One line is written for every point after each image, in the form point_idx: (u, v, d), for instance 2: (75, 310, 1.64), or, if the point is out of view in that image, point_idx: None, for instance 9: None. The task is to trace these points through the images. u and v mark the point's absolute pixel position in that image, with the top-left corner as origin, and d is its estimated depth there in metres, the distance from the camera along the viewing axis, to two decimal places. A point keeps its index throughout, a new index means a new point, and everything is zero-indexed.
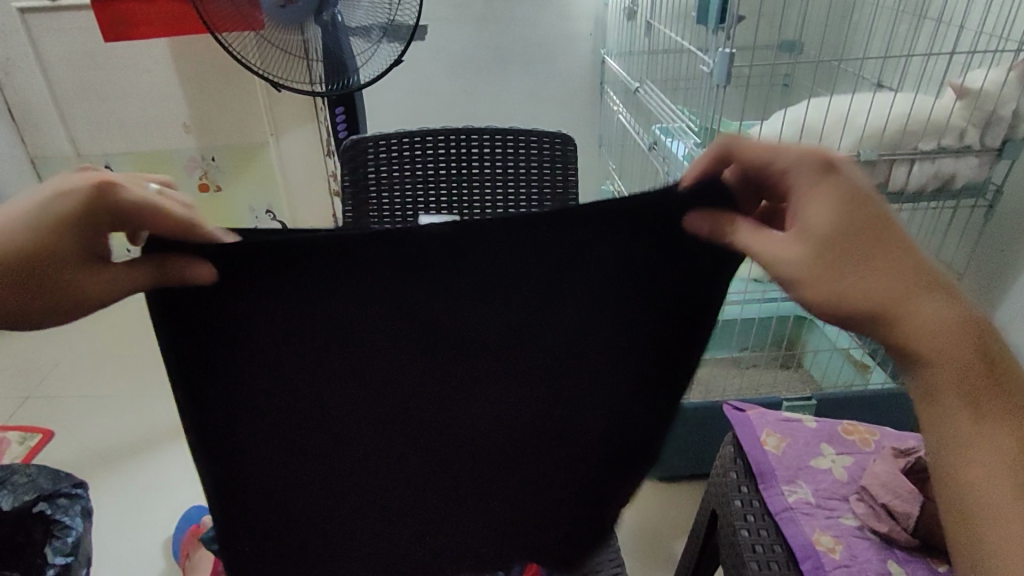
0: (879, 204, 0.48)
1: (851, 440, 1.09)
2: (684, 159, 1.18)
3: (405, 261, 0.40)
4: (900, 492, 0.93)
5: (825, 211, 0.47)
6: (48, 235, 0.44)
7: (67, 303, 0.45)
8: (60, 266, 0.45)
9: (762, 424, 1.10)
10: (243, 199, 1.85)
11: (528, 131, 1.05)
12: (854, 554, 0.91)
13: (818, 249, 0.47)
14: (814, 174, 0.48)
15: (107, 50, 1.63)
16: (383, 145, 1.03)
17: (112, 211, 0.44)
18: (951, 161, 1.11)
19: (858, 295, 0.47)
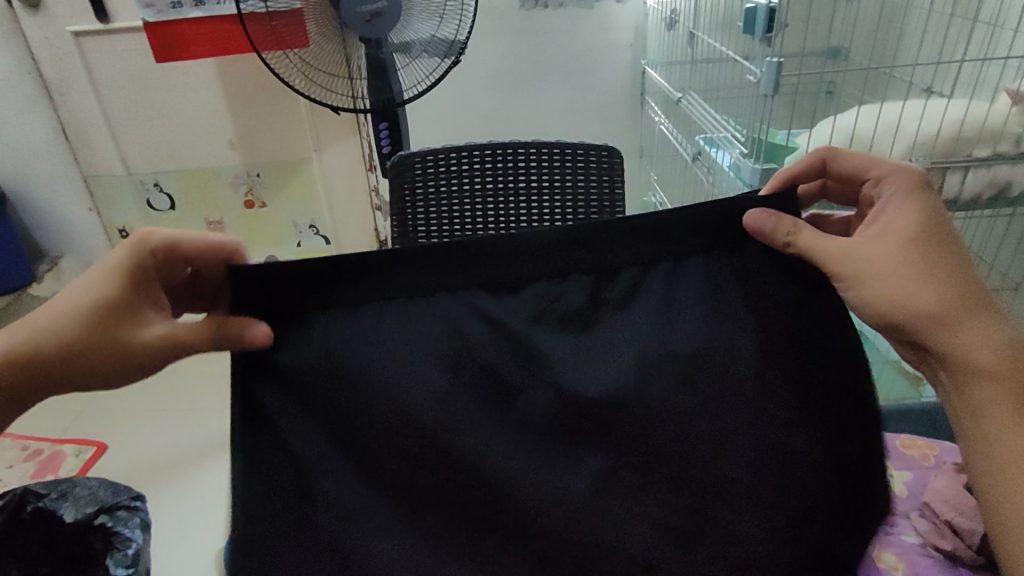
0: (948, 222, 0.63)
1: (909, 453, 1.06)
2: (730, 169, 1.17)
3: (462, 262, 0.59)
4: (964, 508, 0.90)
5: (911, 211, 0.63)
6: (113, 287, 0.62)
7: (127, 347, 0.62)
8: (128, 308, 0.63)
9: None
10: (288, 214, 1.89)
11: (574, 144, 1.06)
12: (916, 570, 0.90)
13: (895, 236, 0.62)
14: (906, 183, 0.66)
15: (157, 71, 1.69)
16: (430, 160, 1.04)
17: (159, 255, 0.65)
18: (1007, 168, 1.08)
19: (915, 286, 0.60)
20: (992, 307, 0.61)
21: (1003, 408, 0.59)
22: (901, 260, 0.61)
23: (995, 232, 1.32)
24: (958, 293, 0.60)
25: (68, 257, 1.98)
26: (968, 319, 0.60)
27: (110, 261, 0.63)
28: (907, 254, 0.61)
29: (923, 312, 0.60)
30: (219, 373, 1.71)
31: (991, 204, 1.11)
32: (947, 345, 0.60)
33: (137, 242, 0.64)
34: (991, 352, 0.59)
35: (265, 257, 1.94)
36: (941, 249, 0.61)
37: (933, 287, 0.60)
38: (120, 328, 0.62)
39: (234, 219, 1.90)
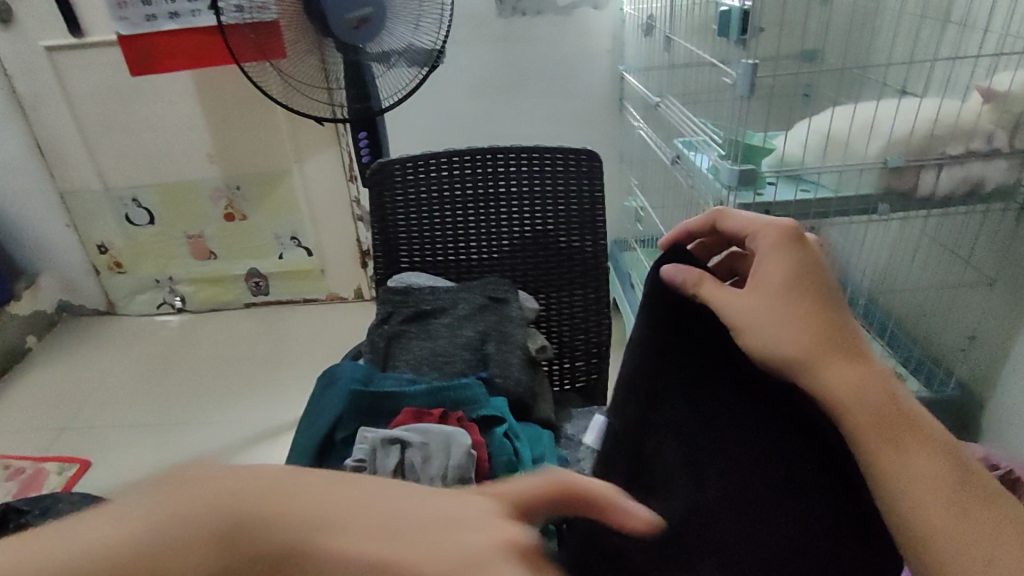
0: (825, 281, 0.55)
1: None
2: (709, 171, 1.18)
3: None
4: None
5: (783, 269, 0.55)
6: None
7: None
8: None
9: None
10: (269, 226, 1.88)
11: (552, 147, 1.06)
12: None
13: (764, 290, 0.55)
14: (780, 240, 0.57)
15: (133, 83, 1.67)
16: (409, 166, 1.04)
17: None
18: (979, 165, 1.10)
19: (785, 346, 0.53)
20: (862, 351, 0.53)
21: (878, 443, 0.49)
22: (766, 314, 0.54)
23: (970, 229, 1.35)
24: (822, 338, 0.52)
25: (46, 276, 1.93)
26: (830, 362, 0.51)
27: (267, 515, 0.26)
28: (777, 304, 0.54)
29: (787, 357, 0.53)
30: (205, 387, 1.69)
31: (965, 199, 1.14)
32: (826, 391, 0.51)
33: (410, 509, 0.29)
34: (860, 394, 0.50)
35: (248, 269, 1.94)
36: (803, 295, 0.54)
37: (787, 330, 0.53)
38: None
39: (215, 233, 1.88)
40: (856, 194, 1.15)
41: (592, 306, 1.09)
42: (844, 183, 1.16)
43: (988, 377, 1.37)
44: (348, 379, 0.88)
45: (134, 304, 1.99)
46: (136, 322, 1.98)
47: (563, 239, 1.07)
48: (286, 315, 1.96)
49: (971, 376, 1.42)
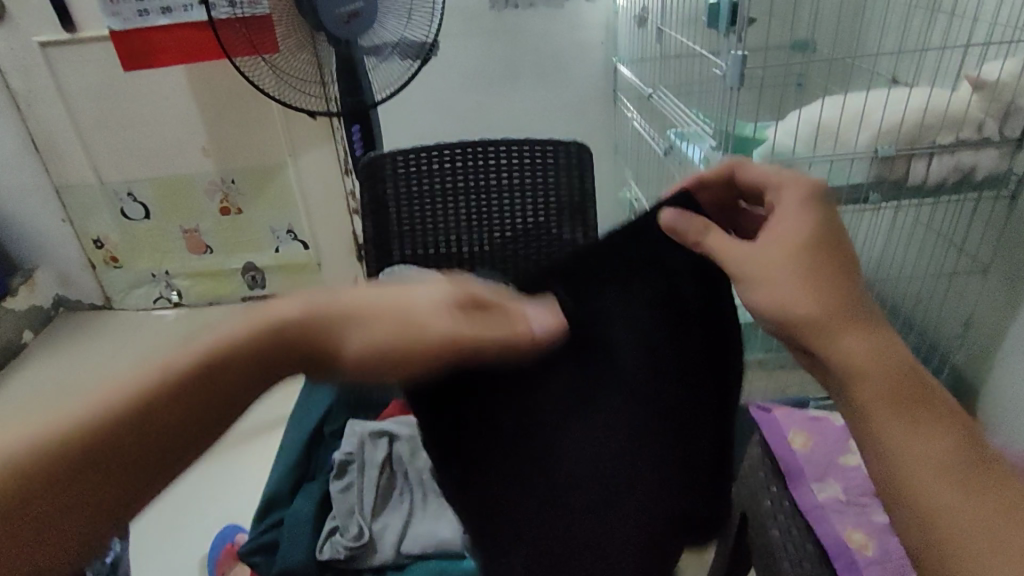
0: (846, 234, 0.57)
1: None
2: (701, 162, 1.18)
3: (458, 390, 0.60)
4: None
5: (810, 223, 0.57)
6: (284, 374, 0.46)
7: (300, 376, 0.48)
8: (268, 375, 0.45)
9: (786, 424, 1.03)
10: (265, 220, 1.89)
11: (544, 139, 1.06)
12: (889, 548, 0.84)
13: (789, 243, 0.56)
14: (802, 195, 0.60)
15: (127, 79, 1.67)
16: (401, 160, 1.04)
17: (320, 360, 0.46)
18: (970, 154, 1.10)
19: (800, 305, 0.54)
20: (874, 316, 0.53)
21: (891, 420, 0.50)
22: (783, 269, 0.55)
23: (962, 217, 1.35)
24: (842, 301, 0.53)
25: (44, 272, 1.94)
26: (855, 327, 0.52)
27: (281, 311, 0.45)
28: (796, 256, 0.55)
29: (806, 318, 0.53)
30: None
31: (956, 188, 1.14)
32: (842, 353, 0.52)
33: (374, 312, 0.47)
34: (874, 365, 0.51)
35: (244, 264, 1.94)
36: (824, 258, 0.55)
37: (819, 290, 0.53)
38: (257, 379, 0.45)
39: (211, 227, 1.89)
40: (848, 183, 1.16)
41: None
42: (835, 172, 1.17)
43: (981, 365, 1.38)
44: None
45: (131, 299, 2.00)
46: (133, 317, 1.98)
47: (555, 230, 1.08)
48: None
49: (964, 364, 1.42)
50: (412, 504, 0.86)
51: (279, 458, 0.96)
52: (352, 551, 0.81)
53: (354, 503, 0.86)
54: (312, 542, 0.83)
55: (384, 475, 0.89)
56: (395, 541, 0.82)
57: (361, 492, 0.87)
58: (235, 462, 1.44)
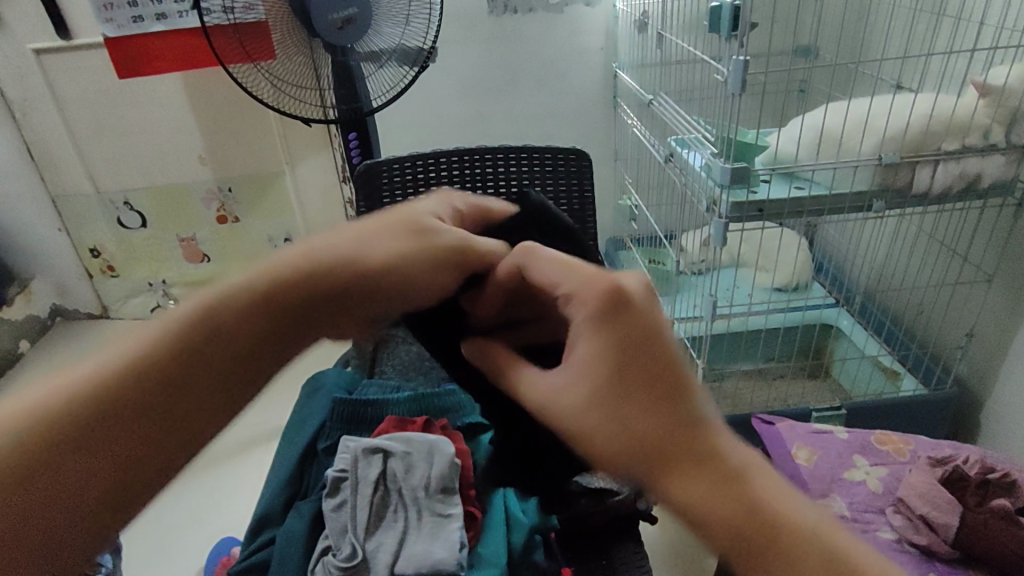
0: (649, 353, 0.44)
1: (884, 449, 0.98)
2: (702, 169, 1.17)
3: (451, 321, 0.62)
4: (939, 502, 0.85)
5: (599, 360, 0.45)
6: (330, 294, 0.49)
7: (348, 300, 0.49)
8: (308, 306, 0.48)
9: (791, 438, 1.00)
10: (262, 228, 1.87)
11: (542, 148, 1.04)
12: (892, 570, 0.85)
13: (586, 377, 0.45)
14: (586, 317, 0.46)
15: (122, 86, 1.66)
16: (397, 168, 1.03)
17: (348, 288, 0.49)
18: (976, 160, 1.08)
19: (616, 451, 0.43)
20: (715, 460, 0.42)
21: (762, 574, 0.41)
22: (589, 418, 0.45)
23: (967, 226, 1.34)
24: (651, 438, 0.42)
25: (40, 280, 1.92)
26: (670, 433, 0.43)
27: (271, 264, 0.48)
28: (596, 403, 0.44)
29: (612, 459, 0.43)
30: None
31: (961, 196, 1.12)
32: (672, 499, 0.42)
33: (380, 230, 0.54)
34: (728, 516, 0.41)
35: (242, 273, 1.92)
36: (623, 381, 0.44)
37: (605, 436, 0.43)
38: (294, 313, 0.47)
39: (208, 235, 1.87)
40: (851, 191, 1.13)
41: None
42: (839, 180, 1.14)
43: (986, 376, 1.35)
44: (332, 384, 1.05)
45: (128, 307, 1.98)
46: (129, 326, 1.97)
47: None
48: None
49: (968, 375, 1.40)
50: (406, 523, 0.83)
51: (274, 473, 0.95)
52: (344, 573, 0.78)
53: (347, 521, 0.84)
54: (304, 563, 0.81)
55: (378, 493, 0.86)
56: (389, 561, 0.79)
57: (353, 509, 0.84)
58: (229, 474, 1.42)
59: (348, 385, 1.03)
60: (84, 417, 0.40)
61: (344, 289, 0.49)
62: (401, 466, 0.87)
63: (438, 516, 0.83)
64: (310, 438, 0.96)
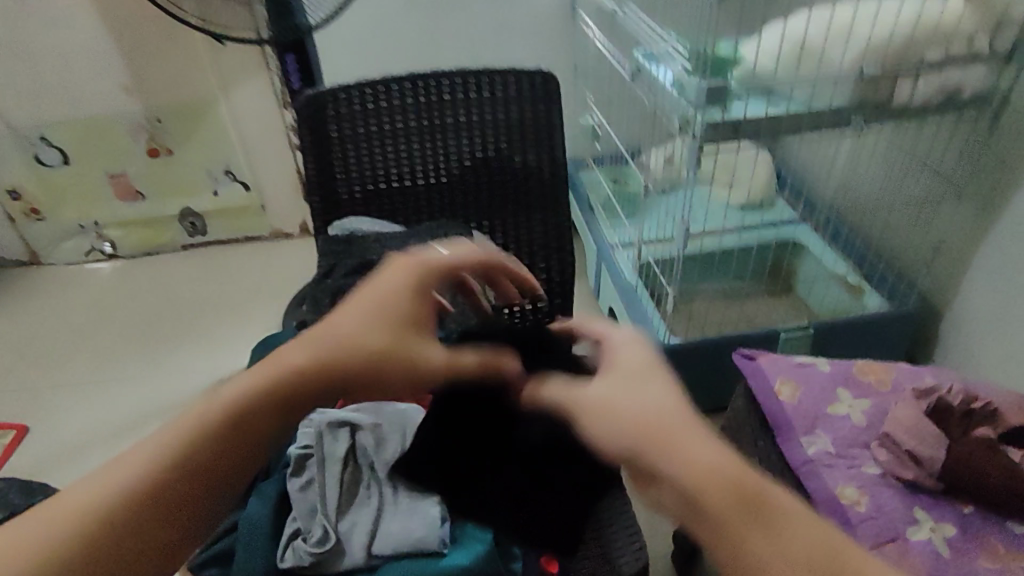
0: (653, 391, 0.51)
1: (866, 381, 0.82)
2: (673, 86, 1.09)
3: None
4: (923, 435, 0.72)
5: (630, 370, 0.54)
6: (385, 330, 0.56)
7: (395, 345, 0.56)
8: (367, 352, 0.54)
9: (771, 373, 0.82)
10: (198, 162, 1.73)
11: (504, 70, 0.94)
12: (881, 506, 0.70)
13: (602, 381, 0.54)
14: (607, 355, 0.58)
15: (21, 6, 1.45)
16: (342, 99, 0.92)
17: (386, 337, 0.56)
18: (959, 71, 1.06)
19: (622, 424, 0.49)
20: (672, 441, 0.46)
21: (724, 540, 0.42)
22: (609, 405, 0.51)
23: (941, 139, 1.32)
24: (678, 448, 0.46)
25: None
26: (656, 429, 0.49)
27: (329, 326, 0.55)
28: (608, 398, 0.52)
29: (613, 429, 0.50)
30: (150, 334, 1.60)
31: (943, 108, 1.10)
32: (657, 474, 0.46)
33: (402, 287, 0.59)
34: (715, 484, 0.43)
35: (180, 209, 1.79)
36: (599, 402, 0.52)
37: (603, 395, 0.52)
38: (356, 356, 0.54)
39: (140, 172, 1.72)
40: (831, 107, 1.08)
41: (552, 247, 1.01)
42: (818, 96, 1.08)
43: (950, 288, 1.39)
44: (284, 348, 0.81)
45: (58, 253, 1.82)
46: (62, 272, 1.82)
47: (520, 172, 0.98)
48: (227, 256, 1.84)
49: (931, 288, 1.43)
50: (381, 500, 0.70)
51: None
52: (317, 558, 0.65)
53: (316, 502, 0.69)
54: (270, 548, 0.67)
55: (346, 470, 0.72)
56: (366, 541, 0.67)
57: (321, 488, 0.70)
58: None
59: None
60: (197, 459, 0.47)
61: (378, 350, 0.55)
62: (370, 440, 0.73)
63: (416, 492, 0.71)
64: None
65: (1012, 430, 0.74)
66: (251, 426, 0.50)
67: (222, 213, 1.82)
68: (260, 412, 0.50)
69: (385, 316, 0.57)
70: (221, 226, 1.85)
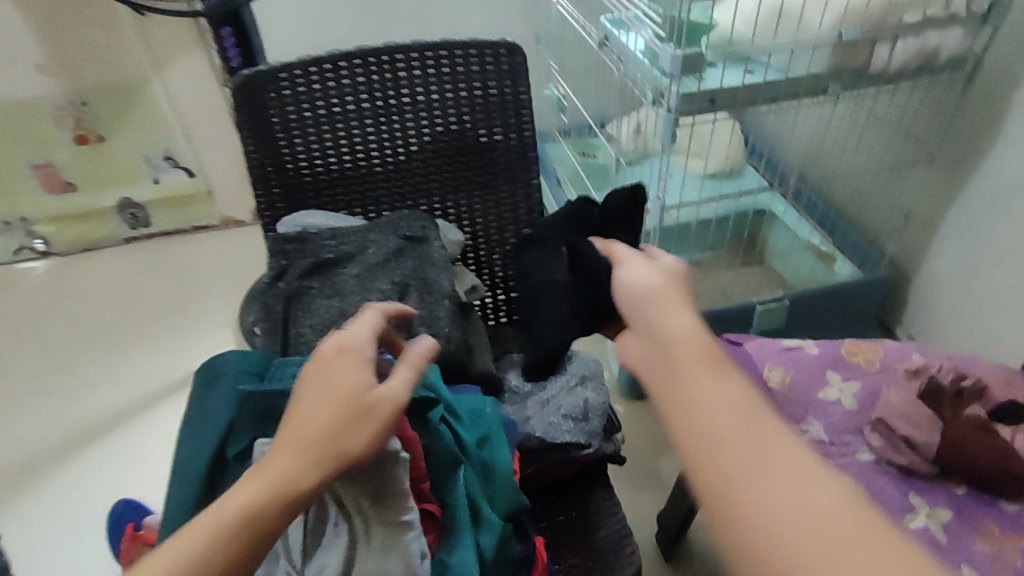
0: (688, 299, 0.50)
1: (854, 362, 0.79)
2: (644, 55, 1.04)
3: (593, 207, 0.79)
4: (917, 418, 0.70)
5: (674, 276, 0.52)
6: (341, 406, 0.51)
7: (357, 412, 0.51)
8: (332, 431, 0.50)
9: (759, 358, 0.81)
10: (134, 148, 1.60)
11: (464, 42, 0.86)
12: (879, 495, 0.68)
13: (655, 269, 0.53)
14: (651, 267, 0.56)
15: None
16: (285, 79, 0.83)
17: (345, 410, 0.51)
18: (938, 33, 1.04)
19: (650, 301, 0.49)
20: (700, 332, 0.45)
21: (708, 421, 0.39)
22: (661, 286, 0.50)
23: (915, 102, 1.31)
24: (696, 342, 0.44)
25: None
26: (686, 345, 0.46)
27: (297, 415, 0.51)
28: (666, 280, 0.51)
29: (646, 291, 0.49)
30: (94, 337, 1.50)
31: (918, 72, 1.09)
32: (661, 397, 0.42)
33: (347, 349, 0.55)
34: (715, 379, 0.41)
35: (119, 200, 1.67)
36: (632, 304, 0.49)
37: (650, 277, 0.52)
38: (326, 439, 0.50)
39: (70, 161, 1.59)
40: (808, 74, 1.04)
41: (524, 233, 0.96)
42: (794, 62, 1.04)
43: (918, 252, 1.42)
44: (237, 373, 0.66)
45: None
46: None
47: (487, 154, 0.91)
48: (174, 248, 1.72)
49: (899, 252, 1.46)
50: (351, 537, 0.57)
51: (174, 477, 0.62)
52: None
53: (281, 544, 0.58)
54: None
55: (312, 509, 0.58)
56: None
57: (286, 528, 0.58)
58: (156, 427, 1.32)
59: (258, 368, 0.67)
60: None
61: (338, 422, 0.50)
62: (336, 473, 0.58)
63: (389, 528, 0.56)
64: (214, 446, 0.61)
65: (1002, 407, 0.72)
66: (245, 537, 0.45)
67: (166, 203, 1.70)
68: (242, 519, 0.46)
69: (334, 390, 0.52)
70: (165, 217, 1.73)
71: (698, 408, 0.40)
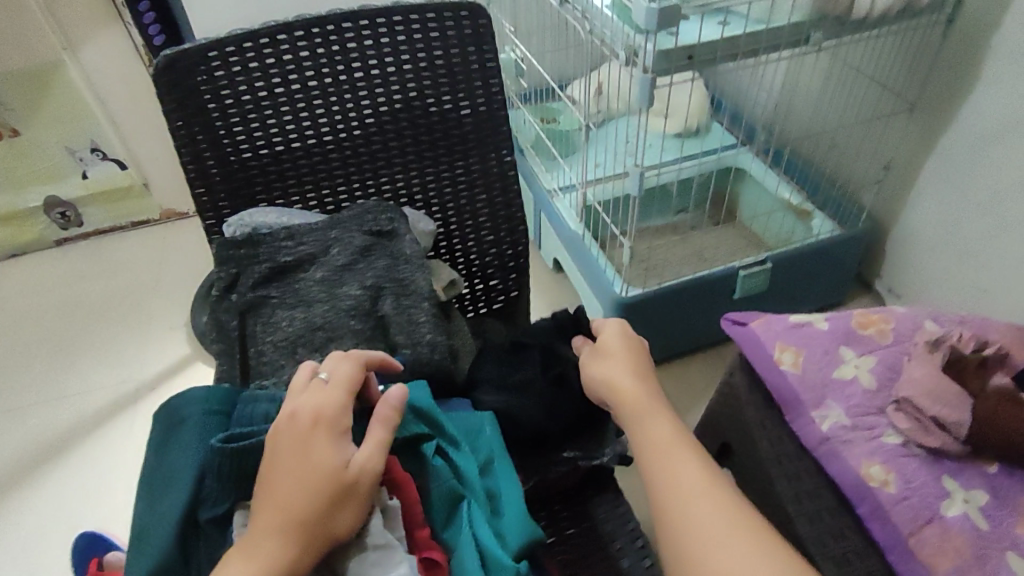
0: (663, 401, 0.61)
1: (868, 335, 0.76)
2: (614, 10, 0.95)
3: None
4: (945, 396, 0.66)
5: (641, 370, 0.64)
6: (320, 483, 0.49)
7: (338, 489, 0.49)
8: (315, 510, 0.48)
9: (768, 339, 0.78)
10: (54, 139, 1.44)
11: (420, 4, 0.76)
12: (912, 481, 0.65)
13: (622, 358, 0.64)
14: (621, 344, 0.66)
15: None
16: (216, 61, 0.72)
17: (326, 487, 0.49)
18: None
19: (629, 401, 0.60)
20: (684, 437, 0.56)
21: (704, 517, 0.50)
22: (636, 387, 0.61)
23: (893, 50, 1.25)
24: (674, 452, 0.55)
25: None
26: (658, 430, 0.57)
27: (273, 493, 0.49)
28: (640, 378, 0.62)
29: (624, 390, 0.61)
30: (33, 353, 1.36)
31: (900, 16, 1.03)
32: (659, 495, 0.53)
33: (322, 413, 0.52)
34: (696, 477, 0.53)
35: (44, 199, 1.51)
36: (624, 416, 0.60)
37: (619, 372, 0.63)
38: (311, 519, 0.48)
39: None
40: (789, 23, 0.96)
41: (503, 216, 0.88)
42: (775, 11, 0.96)
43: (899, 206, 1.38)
44: (204, 415, 0.56)
45: None
46: None
47: (456, 131, 0.81)
48: (113, 248, 1.57)
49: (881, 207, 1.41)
50: None
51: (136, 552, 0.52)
52: None
53: None
54: None
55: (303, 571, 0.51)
56: None
57: None
58: (111, 447, 1.21)
59: (226, 406, 0.58)
60: None
61: (319, 500, 0.49)
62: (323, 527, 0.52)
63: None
64: (184, 507, 0.52)
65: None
66: None
67: (97, 199, 1.54)
68: None
69: (312, 465, 0.50)
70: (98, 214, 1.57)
71: (683, 506, 0.51)
